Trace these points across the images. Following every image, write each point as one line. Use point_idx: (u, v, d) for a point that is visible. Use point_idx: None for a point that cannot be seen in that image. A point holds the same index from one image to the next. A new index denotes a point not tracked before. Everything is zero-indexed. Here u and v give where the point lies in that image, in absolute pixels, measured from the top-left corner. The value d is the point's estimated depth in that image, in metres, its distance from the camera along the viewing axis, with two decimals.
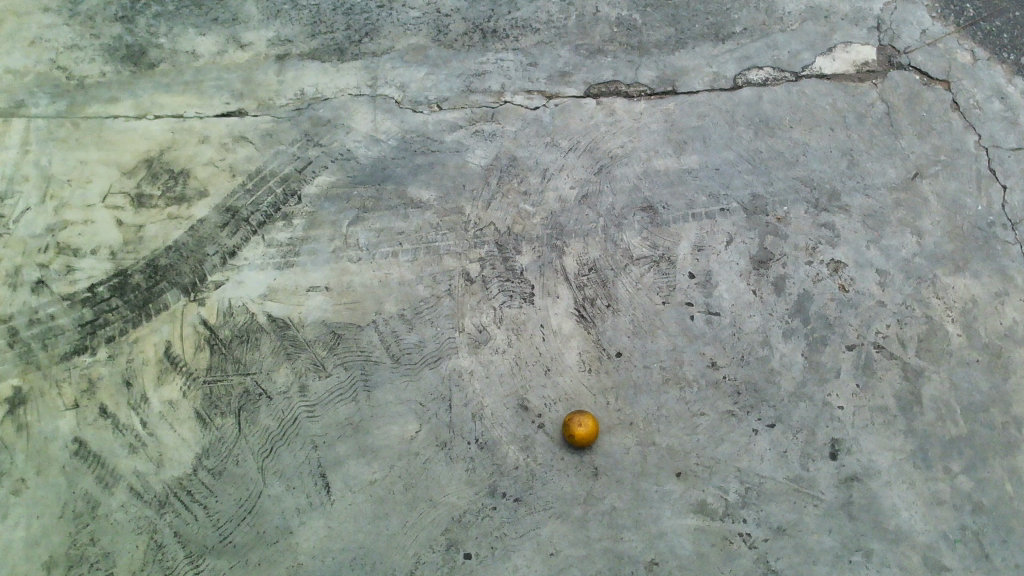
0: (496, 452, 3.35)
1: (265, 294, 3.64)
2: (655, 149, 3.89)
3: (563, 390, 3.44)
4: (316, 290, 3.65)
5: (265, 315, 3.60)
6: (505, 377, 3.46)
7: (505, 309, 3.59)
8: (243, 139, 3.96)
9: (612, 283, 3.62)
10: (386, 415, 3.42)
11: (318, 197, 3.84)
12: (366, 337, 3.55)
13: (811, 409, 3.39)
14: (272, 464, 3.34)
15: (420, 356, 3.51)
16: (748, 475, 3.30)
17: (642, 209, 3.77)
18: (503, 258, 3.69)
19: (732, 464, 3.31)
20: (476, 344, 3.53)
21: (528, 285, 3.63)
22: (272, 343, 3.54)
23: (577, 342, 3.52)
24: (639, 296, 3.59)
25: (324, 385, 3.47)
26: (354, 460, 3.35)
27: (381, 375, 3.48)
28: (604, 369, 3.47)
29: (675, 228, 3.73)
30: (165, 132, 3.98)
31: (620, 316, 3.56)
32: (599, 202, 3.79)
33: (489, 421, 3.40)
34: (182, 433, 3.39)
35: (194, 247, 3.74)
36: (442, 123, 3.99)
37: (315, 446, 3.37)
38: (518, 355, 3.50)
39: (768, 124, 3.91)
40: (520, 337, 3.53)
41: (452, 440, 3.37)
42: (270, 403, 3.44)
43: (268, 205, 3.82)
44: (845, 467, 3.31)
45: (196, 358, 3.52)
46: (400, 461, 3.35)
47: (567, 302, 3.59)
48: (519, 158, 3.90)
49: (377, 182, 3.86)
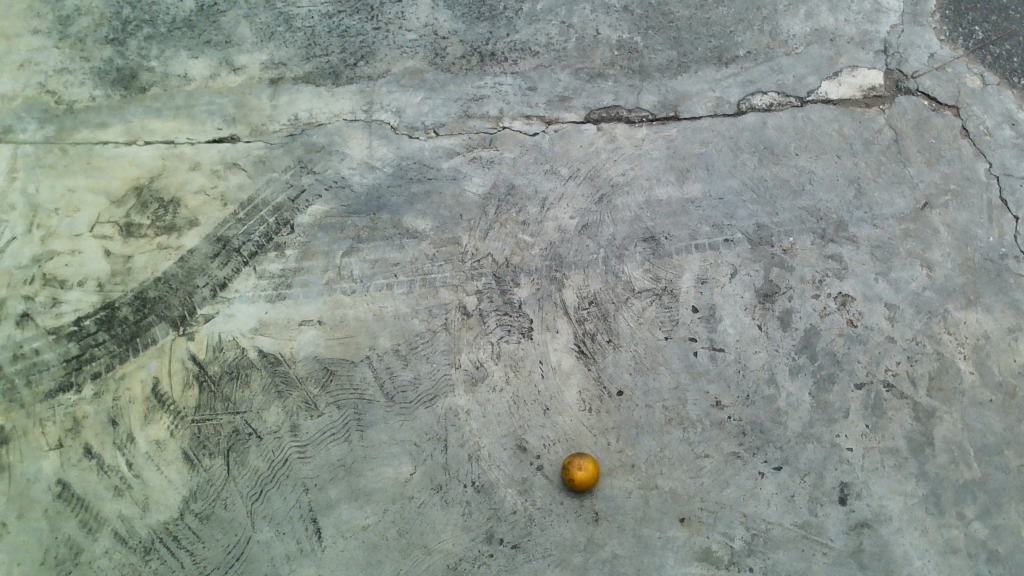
0: (493, 496, 3.21)
1: (256, 328, 3.56)
2: (657, 177, 3.81)
3: (562, 431, 3.30)
4: (309, 324, 3.57)
5: (256, 350, 3.51)
6: (503, 416, 3.34)
7: (503, 344, 3.48)
8: (235, 167, 3.93)
9: (613, 317, 3.51)
10: (380, 456, 3.28)
11: (311, 227, 3.80)
12: (359, 374, 3.44)
13: (820, 451, 3.23)
14: (261, 508, 3.19)
15: (415, 393, 3.39)
16: (754, 521, 3.14)
17: (644, 239, 3.68)
18: (501, 291, 3.60)
19: (737, 510, 3.15)
20: (473, 381, 3.41)
21: (526, 318, 3.53)
22: (263, 380, 3.44)
23: (577, 380, 3.39)
24: (641, 331, 3.48)
25: (316, 425, 3.33)
26: (347, 504, 3.20)
27: (375, 414, 3.35)
28: (605, 408, 3.33)
29: (677, 260, 3.63)
30: (155, 159, 3.94)
31: (621, 352, 3.44)
32: (599, 232, 3.70)
33: (485, 463, 3.26)
34: (168, 474, 3.26)
35: (184, 279, 3.68)
36: (439, 149, 3.93)
37: (307, 490, 3.22)
38: (516, 393, 3.38)
39: (772, 151, 3.84)
40: (518, 374, 3.42)
41: (447, 484, 3.23)
42: (260, 443, 3.30)
43: (260, 235, 3.79)
44: (856, 513, 3.15)
45: (184, 396, 3.41)
46: (394, 505, 3.20)
47: (567, 337, 3.48)
48: (517, 186, 3.83)
49: (371, 212, 3.81)
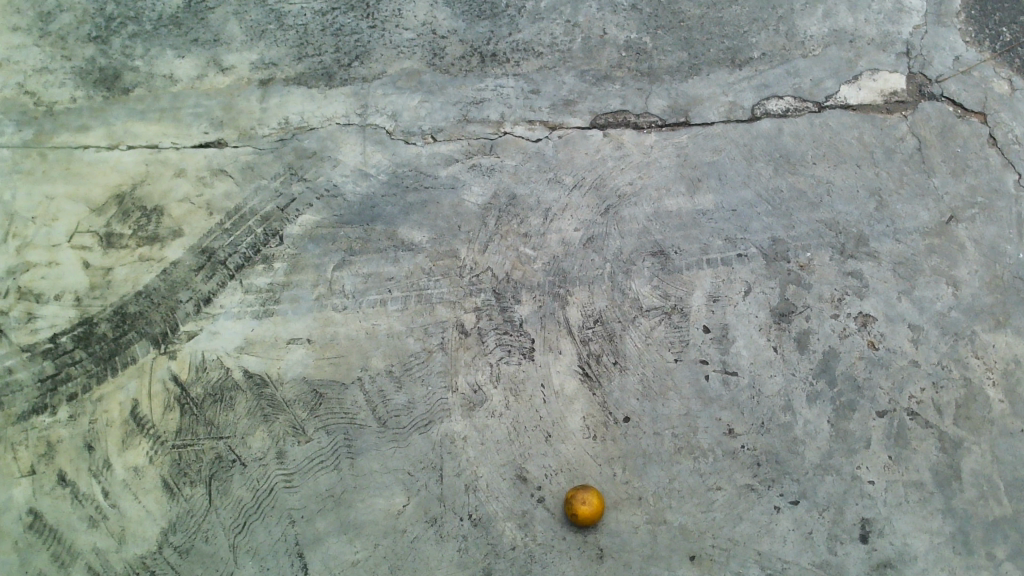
0: (491, 530, 3.02)
1: (241, 346, 3.37)
2: (666, 186, 3.61)
3: (564, 460, 3.11)
4: (297, 342, 3.37)
5: (241, 370, 3.31)
6: (502, 444, 3.15)
7: (502, 366, 3.28)
8: (222, 173, 3.73)
9: (619, 337, 3.31)
10: (371, 486, 3.09)
11: (301, 238, 3.60)
12: (350, 397, 3.24)
13: (839, 484, 3.04)
14: (244, 542, 3.01)
15: (409, 418, 3.20)
16: (769, 560, 2.95)
17: (652, 254, 3.48)
18: (501, 308, 3.41)
19: (751, 547, 2.96)
20: (470, 405, 3.22)
21: (527, 338, 3.33)
22: (248, 402, 3.25)
23: (581, 405, 3.19)
24: (649, 352, 3.28)
25: (303, 451, 3.14)
26: (335, 538, 3.02)
27: (366, 440, 3.16)
28: (610, 436, 3.14)
29: (687, 276, 3.43)
30: (138, 164, 3.74)
31: (628, 375, 3.24)
32: (605, 246, 3.50)
33: (483, 494, 3.07)
34: (147, 504, 3.07)
35: (166, 293, 3.49)
36: (436, 156, 3.73)
37: (293, 522, 3.04)
38: (516, 419, 3.18)
39: (788, 160, 3.63)
40: (518, 398, 3.22)
41: (442, 516, 3.04)
42: (244, 470, 3.12)
43: (248, 246, 3.59)
44: (877, 551, 2.96)
45: (165, 419, 3.22)
46: (385, 539, 3.02)
47: (571, 358, 3.28)
48: (518, 195, 3.62)
49: (365, 222, 3.62)
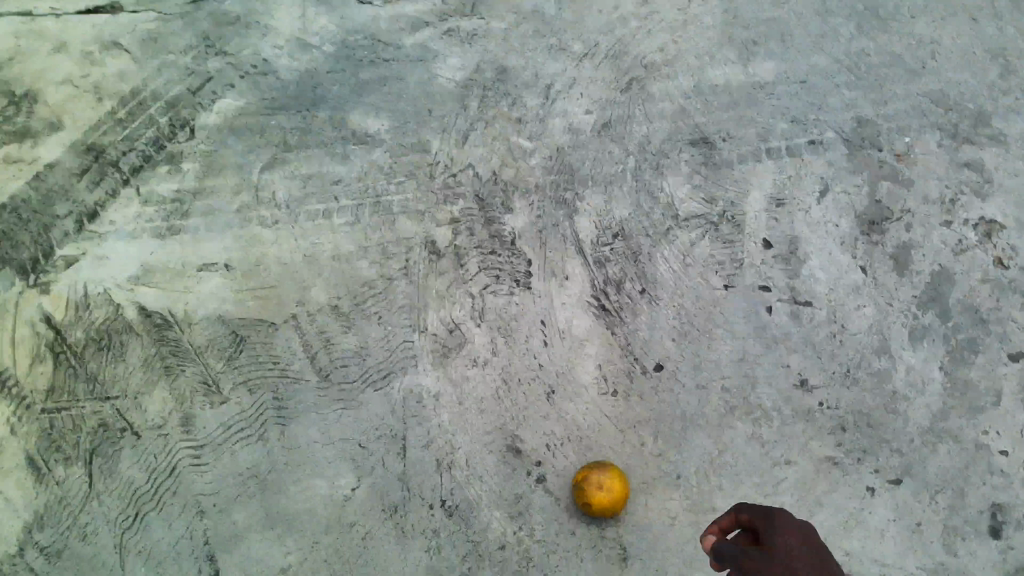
0: (472, 522, 2.21)
1: (137, 276, 2.49)
2: (711, 52, 2.63)
3: (572, 424, 2.27)
4: (213, 269, 2.50)
5: (136, 308, 2.45)
6: (488, 404, 2.30)
7: (488, 297, 2.41)
8: (116, 47, 2.71)
9: (647, 257, 2.42)
10: (308, 464, 2.26)
11: (218, 129, 2.66)
12: (282, 342, 2.39)
13: (958, 456, 2.19)
14: (135, 541, 2.22)
15: (360, 370, 2.35)
16: (862, 563, 2.12)
17: (692, 142, 2.55)
18: (486, 220, 2.51)
19: (836, 545, 2.13)
20: (444, 351, 2.36)
21: (522, 259, 2.45)
22: (145, 351, 2.40)
23: (595, 350, 2.33)
24: (688, 277, 2.39)
25: (217, 417, 2.31)
26: (259, 535, 2.21)
27: (303, 401, 2.32)
28: (636, 391, 2.28)
29: (740, 171, 2.51)
30: (4, 36, 2.70)
31: (659, 308, 2.36)
32: (628, 133, 2.57)
33: (462, 473, 2.25)
34: (4, 490, 2.27)
35: (41, 204, 2.57)
36: (399, 19, 2.71)
37: (201, 513, 2.23)
38: (506, 369, 2.33)
39: (879, 13, 2.63)
40: (509, 341, 2.35)
41: (406, 504, 2.23)
42: (137, 443, 2.30)
43: (148, 142, 2.64)
44: (1015, 550, 2.13)
45: (32, 375, 2.38)
46: (327, 537, 2.21)
47: (581, 286, 2.40)
48: (510, 68, 2.65)
49: (303, 108, 2.67)
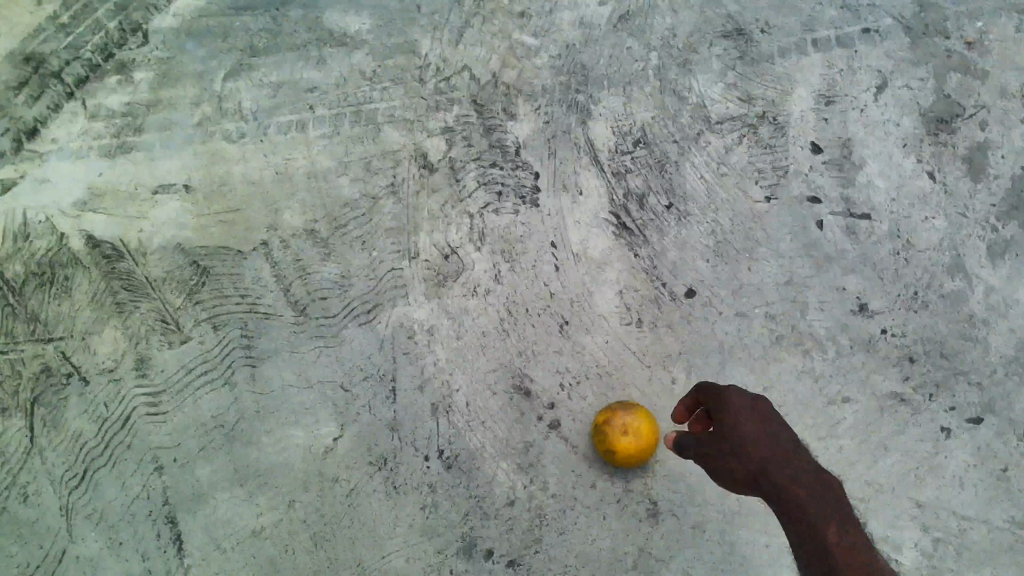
0: (475, 475, 1.92)
1: (85, 199, 2.09)
2: None
3: (590, 360, 1.95)
4: (171, 192, 2.10)
5: (82, 236, 2.06)
6: (492, 339, 1.98)
7: (489, 217, 2.06)
8: None
9: (675, 167, 2.06)
10: (284, 411, 1.96)
11: (177, 33, 2.16)
12: (251, 272, 2.04)
13: None
14: (84, 502, 1.92)
15: (342, 303, 2.01)
16: (936, 515, 1.84)
17: (722, 36, 2.11)
18: (485, 127, 2.11)
19: (907, 496, 1.84)
20: (439, 279, 2.02)
21: (529, 173, 2.08)
22: (92, 285, 2.04)
23: (616, 275, 1.99)
24: (724, 189, 2.04)
25: (177, 359, 1.99)
26: (225, 494, 1.93)
27: (277, 340, 2.00)
28: (664, 321, 1.96)
29: (783, 67, 2.09)
30: None
31: (690, 225, 2.01)
32: (649, 26, 2.13)
33: (463, 418, 1.95)
34: None
35: None
36: None
37: (160, 469, 1.94)
38: (513, 298, 2.00)
39: None
40: (515, 266, 2.02)
41: (397, 456, 1.94)
42: (85, 390, 1.98)
43: (94, 49, 2.13)
44: None
45: None
46: (305, 495, 1.93)
47: (598, 202, 2.05)
48: None
49: (274, 5, 2.18)
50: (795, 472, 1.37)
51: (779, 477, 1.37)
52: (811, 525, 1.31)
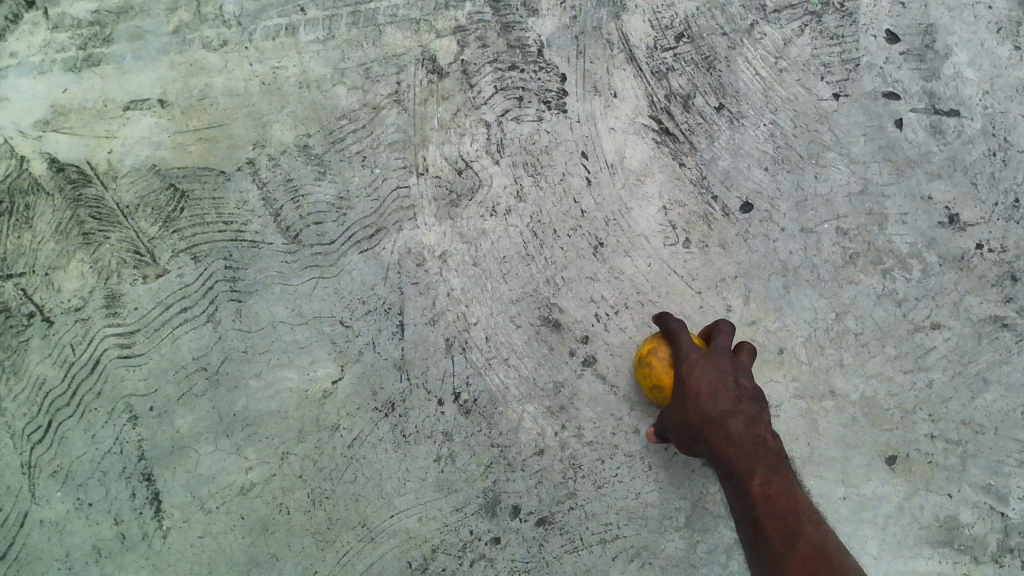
0: (497, 422, 1.67)
1: (44, 120, 1.77)
2: None
3: (630, 287, 1.68)
4: (144, 107, 1.78)
5: (46, 160, 1.75)
6: (515, 265, 1.70)
7: (508, 126, 1.75)
8: None
9: (727, 62, 1.74)
10: (276, 353, 1.71)
11: None
12: (234, 197, 1.75)
13: None
14: (48, 458, 1.68)
15: (340, 229, 1.73)
16: None
17: None
18: (501, 21, 1.77)
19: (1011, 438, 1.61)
20: (452, 199, 1.73)
21: (555, 74, 1.75)
22: (55, 214, 1.74)
23: (658, 188, 1.71)
24: (786, 86, 1.72)
25: (152, 295, 1.73)
26: (208, 447, 1.68)
27: (266, 272, 1.73)
28: (716, 240, 1.68)
29: None
30: None
31: (744, 129, 1.71)
32: None
33: (484, 357, 1.68)
34: None
35: None
36: None
37: (136, 421, 1.69)
38: (537, 218, 1.71)
39: None
40: (540, 181, 1.73)
41: (406, 401, 1.68)
42: (49, 333, 1.71)
43: None
44: None
45: None
46: (302, 446, 1.68)
47: (635, 106, 1.74)
48: None
49: None
50: (726, 421, 1.35)
51: (707, 433, 1.35)
52: (739, 475, 1.30)
